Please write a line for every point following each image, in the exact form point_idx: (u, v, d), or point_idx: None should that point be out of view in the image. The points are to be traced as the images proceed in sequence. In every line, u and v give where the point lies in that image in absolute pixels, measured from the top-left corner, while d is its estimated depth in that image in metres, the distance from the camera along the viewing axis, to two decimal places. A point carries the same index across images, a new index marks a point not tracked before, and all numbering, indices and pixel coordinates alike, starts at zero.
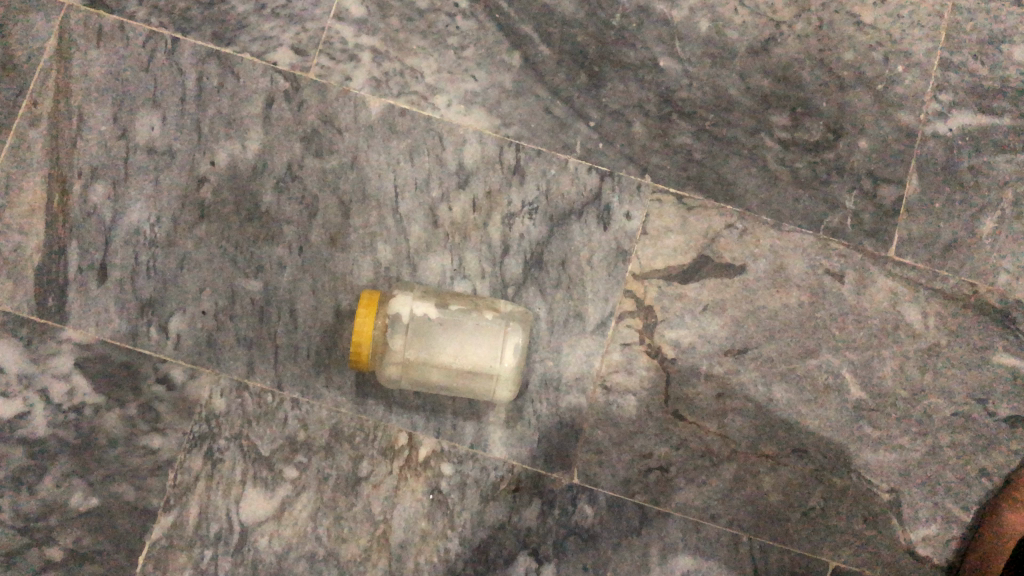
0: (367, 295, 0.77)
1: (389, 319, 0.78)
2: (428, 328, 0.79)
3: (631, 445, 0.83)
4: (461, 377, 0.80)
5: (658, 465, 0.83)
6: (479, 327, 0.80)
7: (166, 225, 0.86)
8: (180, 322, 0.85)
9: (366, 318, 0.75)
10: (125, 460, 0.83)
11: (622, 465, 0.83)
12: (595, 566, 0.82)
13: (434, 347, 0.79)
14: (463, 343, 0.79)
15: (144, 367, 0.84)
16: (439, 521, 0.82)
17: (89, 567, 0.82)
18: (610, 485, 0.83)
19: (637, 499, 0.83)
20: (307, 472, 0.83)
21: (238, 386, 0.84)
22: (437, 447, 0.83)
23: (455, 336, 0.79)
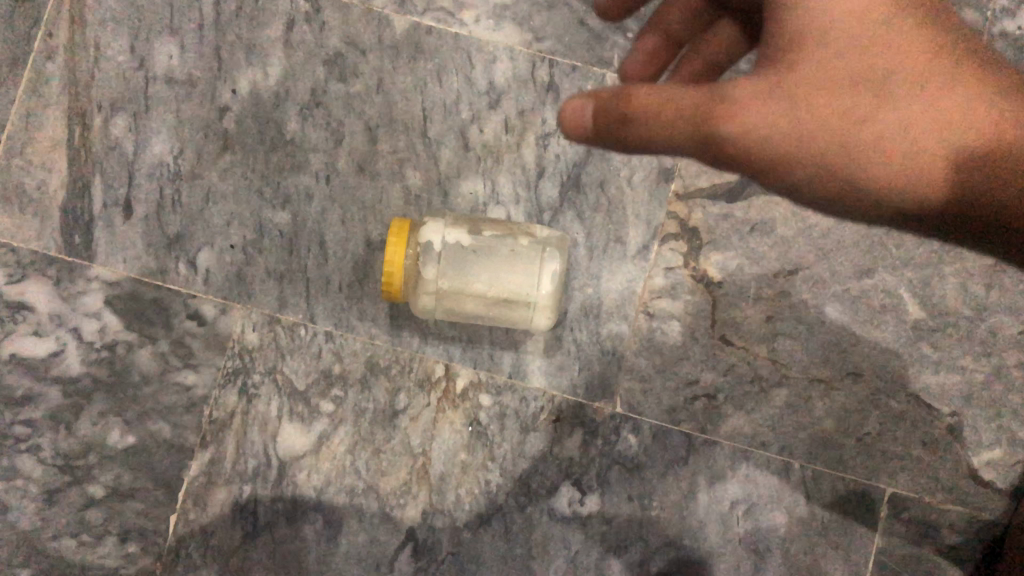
0: (397, 223, 0.73)
1: (421, 247, 0.75)
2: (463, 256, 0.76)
3: (676, 372, 0.80)
4: (496, 307, 0.77)
5: (704, 393, 0.80)
6: (515, 253, 0.77)
7: (190, 158, 0.84)
8: (209, 257, 0.83)
9: (398, 248, 0.72)
10: (160, 397, 0.83)
11: (667, 393, 0.80)
12: (642, 496, 0.79)
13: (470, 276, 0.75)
14: (499, 272, 0.75)
15: (174, 304, 0.83)
16: (479, 453, 0.80)
17: (130, 503, 0.82)
18: (655, 414, 0.80)
19: (683, 427, 0.80)
20: (344, 406, 0.81)
21: (270, 320, 0.83)
22: (474, 378, 0.81)
23: (489, 265, 0.76)
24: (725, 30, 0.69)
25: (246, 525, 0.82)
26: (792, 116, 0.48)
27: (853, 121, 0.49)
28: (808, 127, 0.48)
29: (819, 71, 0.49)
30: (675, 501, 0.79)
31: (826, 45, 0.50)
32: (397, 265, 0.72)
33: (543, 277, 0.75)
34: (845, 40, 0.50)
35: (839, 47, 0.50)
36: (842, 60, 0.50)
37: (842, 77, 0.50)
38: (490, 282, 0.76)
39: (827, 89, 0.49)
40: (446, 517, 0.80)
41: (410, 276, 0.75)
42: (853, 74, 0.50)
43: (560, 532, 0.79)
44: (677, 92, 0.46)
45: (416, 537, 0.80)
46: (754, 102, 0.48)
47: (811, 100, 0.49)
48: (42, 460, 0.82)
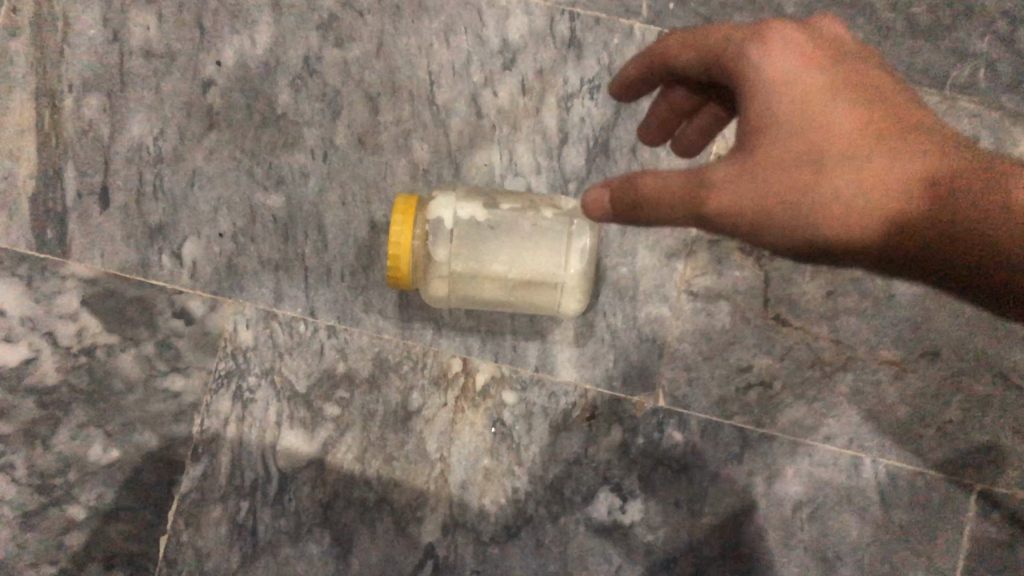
0: (403, 199, 0.65)
1: (431, 225, 0.66)
2: (478, 233, 0.67)
3: (725, 359, 0.70)
4: (519, 290, 0.68)
5: (759, 381, 0.70)
6: (537, 227, 0.68)
7: (172, 139, 0.75)
8: (195, 247, 0.75)
9: (405, 227, 0.63)
10: (145, 406, 0.74)
11: (716, 383, 0.70)
12: (691, 501, 0.70)
13: (487, 256, 0.66)
14: (520, 249, 0.67)
15: (158, 302, 0.75)
16: (505, 457, 0.71)
17: (115, 526, 0.74)
18: (704, 407, 0.70)
19: (736, 421, 0.70)
20: (351, 408, 0.73)
21: (265, 316, 0.74)
22: (496, 373, 0.72)
23: (508, 243, 0.67)
24: (710, 114, 0.65)
25: (245, 546, 0.73)
26: (767, 184, 0.48)
27: (837, 179, 0.48)
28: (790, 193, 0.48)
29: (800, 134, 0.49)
30: (729, 506, 0.70)
31: (804, 109, 0.49)
32: (405, 246, 0.63)
33: (571, 253, 0.67)
34: (822, 103, 0.49)
35: (817, 110, 0.49)
36: (825, 121, 0.49)
37: (823, 138, 0.48)
38: (511, 263, 0.66)
39: (809, 152, 0.48)
40: (469, 531, 0.71)
41: (419, 259, 0.66)
42: (835, 134, 0.48)
43: (600, 544, 0.70)
44: (668, 178, 0.49)
45: (437, 555, 0.71)
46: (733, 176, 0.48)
47: (794, 163, 0.48)
48: (16, 481, 0.74)
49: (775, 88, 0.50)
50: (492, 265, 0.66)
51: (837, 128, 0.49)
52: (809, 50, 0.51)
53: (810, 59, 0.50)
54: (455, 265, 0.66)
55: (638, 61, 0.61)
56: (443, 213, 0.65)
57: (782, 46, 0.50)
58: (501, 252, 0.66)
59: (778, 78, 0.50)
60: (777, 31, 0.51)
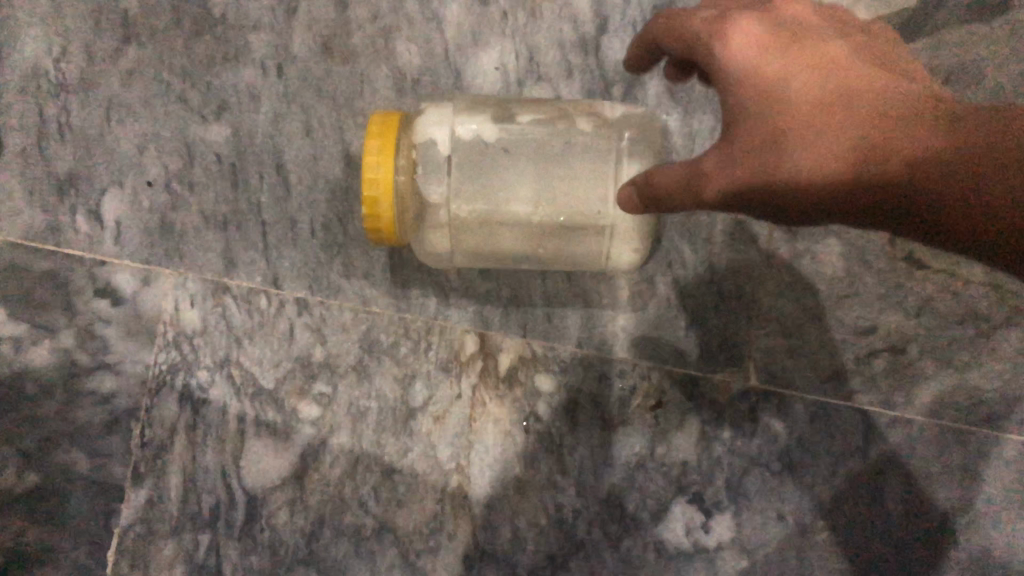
0: (378, 118, 0.46)
1: (420, 151, 0.47)
2: (488, 160, 0.48)
3: (840, 318, 0.53)
4: (550, 240, 0.50)
5: (887, 346, 0.53)
6: (572, 146, 0.49)
7: (79, 60, 0.56)
8: (119, 203, 0.56)
9: (382, 157, 0.45)
10: (69, 416, 0.56)
11: (829, 351, 0.53)
12: (800, 512, 0.52)
13: (503, 194, 0.48)
14: (548, 180, 0.48)
15: (75, 278, 0.56)
16: (544, 464, 0.53)
17: (43, 572, 0.56)
18: (813, 385, 0.53)
19: (857, 402, 0.53)
20: (334, 406, 0.55)
21: (215, 289, 0.56)
22: (523, 351, 0.54)
23: (530, 173, 0.48)
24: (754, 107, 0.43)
25: None
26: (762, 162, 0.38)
27: (812, 151, 0.37)
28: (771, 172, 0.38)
29: (778, 105, 0.39)
30: (853, 517, 0.52)
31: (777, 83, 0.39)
32: (385, 183, 0.45)
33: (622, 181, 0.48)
34: (800, 72, 0.39)
35: (793, 79, 0.39)
36: (809, 89, 0.39)
37: (804, 107, 0.38)
38: (537, 202, 0.48)
39: (783, 126, 0.38)
40: (500, 563, 0.53)
41: (406, 201, 0.47)
42: (814, 102, 0.38)
43: (678, 575, 0.52)
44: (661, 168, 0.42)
45: None
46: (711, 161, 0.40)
47: (770, 140, 0.38)
48: None
49: (742, 60, 0.40)
50: (511, 206, 0.48)
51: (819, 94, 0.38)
52: (784, 23, 0.41)
53: (785, 32, 0.41)
54: (458, 208, 0.47)
55: (635, 43, 0.49)
56: (435, 135, 0.47)
57: (745, 16, 0.41)
58: (520, 186, 0.48)
59: (743, 52, 0.40)
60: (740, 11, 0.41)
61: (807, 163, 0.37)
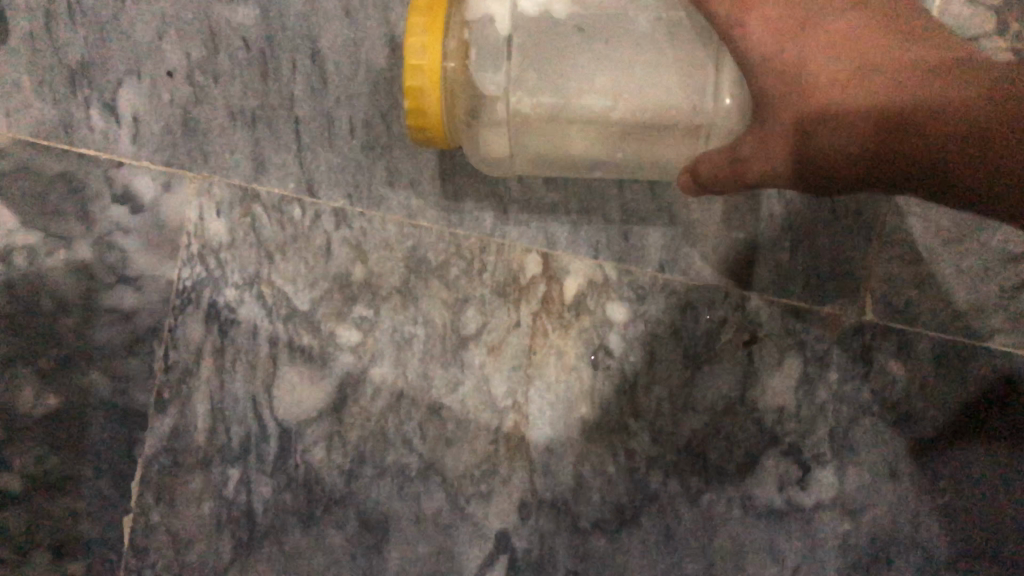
0: None
1: (471, 32, 0.39)
2: (559, 41, 0.41)
3: (980, 245, 0.47)
4: (629, 141, 0.43)
5: None
6: (660, 24, 0.41)
7: None
8: (137, 98, 0.49)
9: (429, 41, 0.38)
10: (87, 335, 0.49)
11: (966, 282, 0.47)
12: (921, 465, 0.48)
13: (575, 82, 0.41)
14: (631, 67, 0.41)
15: (91, 182, 0.49)
16: (614, 404, 0.48)
17: (66, 501, 0.49)
18: (942, 325, 0.47)
19: (997, 343, 0.47)
20: (377, 332, 0.49)
21: (244, 196, 0.49)
22: (596, 276, 0.48)
23: (608, 61, 0.41)
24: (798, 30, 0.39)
25: (238, 532, 0.49)
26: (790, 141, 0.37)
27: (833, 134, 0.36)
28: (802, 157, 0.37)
29: (799, 87, 0.37)
30: (986, 479, 0.48)
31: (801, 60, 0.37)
32: (432, 71, 0.38)
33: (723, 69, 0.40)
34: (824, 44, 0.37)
35: (814, 57, 0.37)
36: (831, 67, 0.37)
37: (826, 89, 0.36)
38: (615, 94, 0.41)
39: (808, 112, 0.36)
40: (562, 513, 0.48)
41: (458, 94, 0.40)
42: (837, 78, 0.36)
43: (765, 533, 0.48)
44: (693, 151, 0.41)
45: (514, 548, 0.48)
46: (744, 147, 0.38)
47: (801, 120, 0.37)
48: None
49: (761, 48, 0.38)
50: (584, 98, 0.41)
51: (842, 67, 0.36)
52: None
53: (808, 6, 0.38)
54: (519, 99, 0.41)
55: None
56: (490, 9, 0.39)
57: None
58: (597, 73, 0.41)
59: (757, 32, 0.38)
60: None
61: (831, 147, 0.36)
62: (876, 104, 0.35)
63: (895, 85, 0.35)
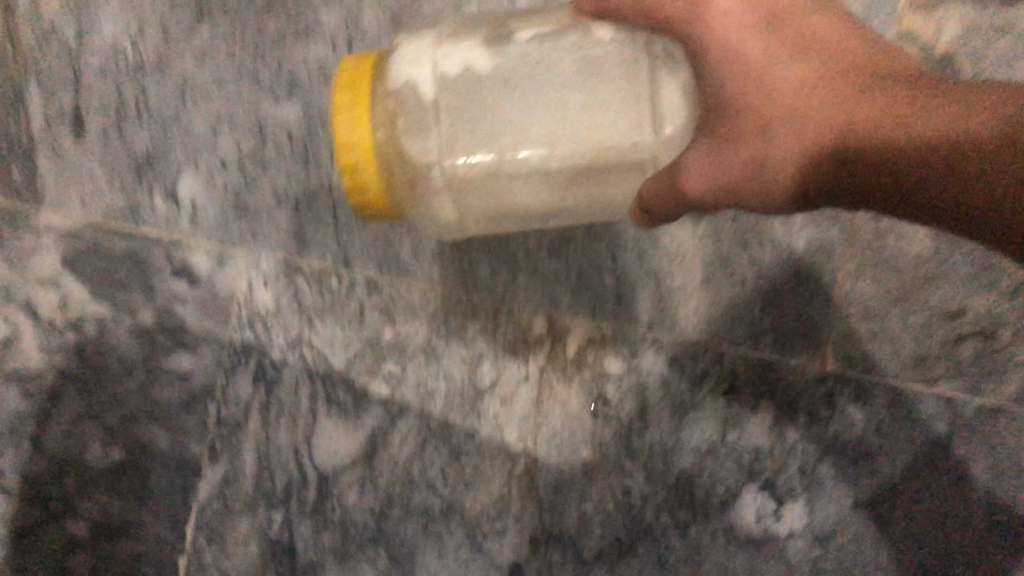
0: (348, 66, 0.38)
1: (395, 98, 0.38)
2: (478, 107, 0.39)
3: (924, 303, 0.54)
4: (573, 187, 0.40)
5: (974, 331, 0.54)
6: (588, 65, 0.40)
7: (154, 40, 0.56)
8: (195, 184, 0.57)
9: (358, 117, 0.36)
10: (150, 394, 0.56)
11: (913, 336, 0.54)
12: (880, 498, 0.54)
13: (508, 136, 0.39)
14: (565, 111, 0.39)
15: (153, 259, 0.56)
16: (612, 448, 0.54)
17: (128, 543, 0.56)
18: (896, 370, 0.54)
19: (941, 388, 0.54)
20: (404, 387, 0.55)
21: (287, 269, 0.56)
22: (594, 335, 0.55)
23: (535, 108, 0.39)
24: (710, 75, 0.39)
25: (281, 566, 0.56)
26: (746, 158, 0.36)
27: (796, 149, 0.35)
28: (743, 170, 0.36)
29: (762, 93, 0.36)
30: (936, 510, 0.54)
31: (760, 74, 0.36)
32: (366, 147, 0.37)
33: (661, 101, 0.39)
34: (783, 51, 0.36)
35: (773, 67, 0.36)
36: (793, 80, 0.36)
37: (786, 106, 0.36)
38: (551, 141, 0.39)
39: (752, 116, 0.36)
40: (566, 546, 0.54)
41: (391, 165, 0.38)
42: (800, 88, 0.36)
43: (746, 559, 0.55)
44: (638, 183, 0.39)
45: None
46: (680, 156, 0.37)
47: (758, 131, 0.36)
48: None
49: (727, 42, 0.37)
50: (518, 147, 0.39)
51: (801, 77, 0.36)
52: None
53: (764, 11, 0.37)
54: (455, 162, 0.39)
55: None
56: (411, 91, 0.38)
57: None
58: (531, 121, 0.39)
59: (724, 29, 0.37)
60: None
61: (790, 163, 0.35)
62: (848, 125, 0.34)
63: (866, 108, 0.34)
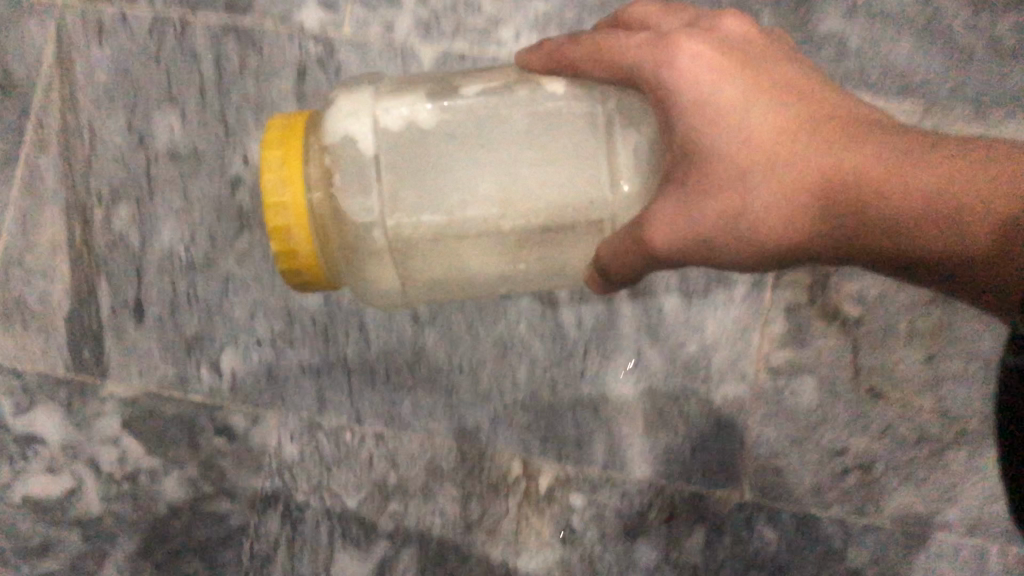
0: (277, 131, 0.49)
1: (330, 157, 0.49)
2: (424, 147, 0.51)
3: (815, 442, 0.65)
4: (525, 245, 0.53)
5: (857, 464, 0.65)
6: (529, 129, 0.52)
7: (203, 244, 0.70)
8: (235, 358, 0.70)
9: (287, 178, 0.47)
10: (194, 533, 0.69)
11: (809, 468, 0.65)
12: None
13: (458, 197, 0.51)
14: (509, 177, 0.51)
15: (199, 419, 0.70)
16: (578, 568, 0.65)
17: None
18: (797, 497, 0.65)
19: (836, 511, 0.65)
20: (406, 522, 0.67)
21: (309, 426, 0.69)
22: (560, 474, 0.66)
23: (479, 167, 0.51)
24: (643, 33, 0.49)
25: None
26: (722, 208, 0.47)
27: (771, 193, 0.46)
28: (723, 221, 0.47)
29: (730, 149, 0.46)
30: None
31: (732, 124, 0.46)
32: (295, 207, 0.47)
33: (611, 161, 0.51)
34: (748, 108, 0.47)
35: (740, 121, 0.47)
36: (759, 133, 0.46)
37: (753, 154, 0.46)
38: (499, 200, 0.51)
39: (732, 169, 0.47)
40: None
41: (322, 217, 0.50)
42: (763, 142, 0.46)
43: None
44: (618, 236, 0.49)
45: None
46: (662, 213, 0.47)
47: (736, 176, 0.46)
48: None
49: (702, 95, 0.47)
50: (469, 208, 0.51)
51: (767, 131, 0.47)
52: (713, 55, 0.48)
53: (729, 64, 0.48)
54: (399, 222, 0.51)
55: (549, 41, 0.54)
56: (346, 129, 0.50)
57: (690, 62, 0.47)
58: (480, 189, 0.51)
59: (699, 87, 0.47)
60: (683, 42, 0.48)
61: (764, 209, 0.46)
62: (822, 174, 0.45)
63: (834, 163, 0.45)
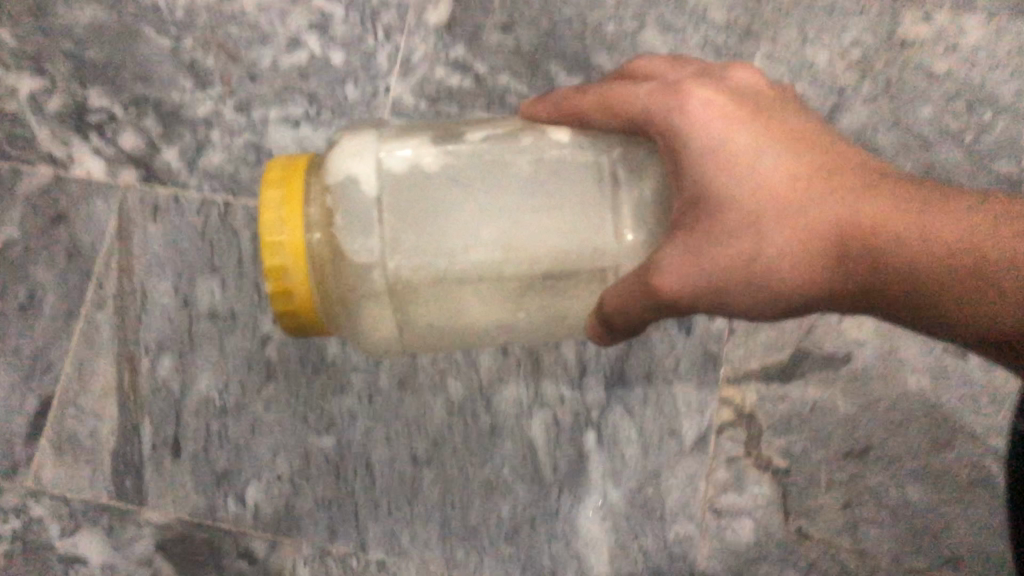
0: (280, 176, 0.61)
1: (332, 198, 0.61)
2: (429, 192, 0.63)
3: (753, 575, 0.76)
4: (523, 292, 0.64)
5: None
6: (532, 182, 0.64)
7: (235, 391, 0.81)
8: (258, 491, 0.80)
9: (286, 220, 0.59)
10: None
11: None
12: None
13: (458, 244, 0.62)
14: (512, 223, 0.62)
15: (224, 544, 0.80)
16: None
17: None
18: None
19: None
20: None
21: (320, 553, 0.79)
22: None
23: (487, 217, 0.63)
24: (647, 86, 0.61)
25: None
26: (734, 247, 0.56)
27: (781, 231, 0.55)
28: (738, 265, 0.56)
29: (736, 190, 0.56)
30: None
31: (739, 170, 0.56)
32: (290, 246, 0.59)
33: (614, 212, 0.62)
34: (759, 155, 0.56)
35: (750, 165, 0.56)
36: (770, 172, 0.56)
37: (760, 194, 0.55)
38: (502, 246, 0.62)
39: (750, 214, 0.55)
40: None
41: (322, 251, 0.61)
42: (768, 187, 0.55)
43: None
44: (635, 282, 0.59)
45: None
46: (673, 261, 0.56)
47: (746, 223, 0.55)
48: None
49: (713, 140, 0.57)
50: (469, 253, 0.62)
51: (775, 175, 0.56)
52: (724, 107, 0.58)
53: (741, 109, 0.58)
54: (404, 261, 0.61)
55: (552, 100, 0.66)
56: (353, 166, 0.61)
57: (705, 114, 0.57)
58: (486, 236, 0.62)
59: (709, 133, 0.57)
60: (696, 93, 0.58)
61: (771, 251, 0.55)
62: (826, 213, 0.54)
63: (836, 206, 0.54)
